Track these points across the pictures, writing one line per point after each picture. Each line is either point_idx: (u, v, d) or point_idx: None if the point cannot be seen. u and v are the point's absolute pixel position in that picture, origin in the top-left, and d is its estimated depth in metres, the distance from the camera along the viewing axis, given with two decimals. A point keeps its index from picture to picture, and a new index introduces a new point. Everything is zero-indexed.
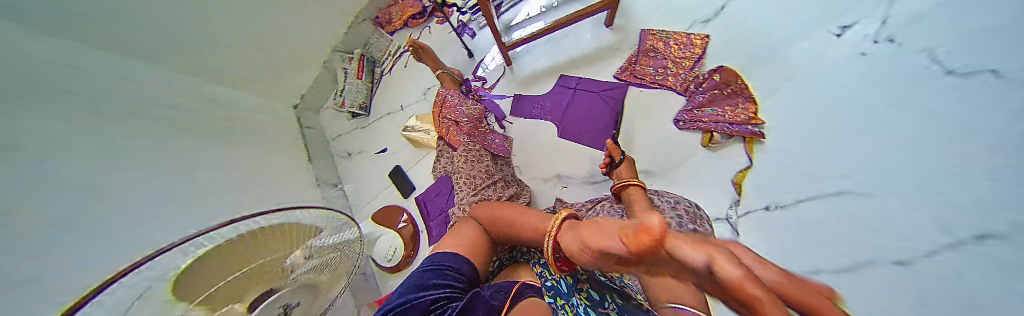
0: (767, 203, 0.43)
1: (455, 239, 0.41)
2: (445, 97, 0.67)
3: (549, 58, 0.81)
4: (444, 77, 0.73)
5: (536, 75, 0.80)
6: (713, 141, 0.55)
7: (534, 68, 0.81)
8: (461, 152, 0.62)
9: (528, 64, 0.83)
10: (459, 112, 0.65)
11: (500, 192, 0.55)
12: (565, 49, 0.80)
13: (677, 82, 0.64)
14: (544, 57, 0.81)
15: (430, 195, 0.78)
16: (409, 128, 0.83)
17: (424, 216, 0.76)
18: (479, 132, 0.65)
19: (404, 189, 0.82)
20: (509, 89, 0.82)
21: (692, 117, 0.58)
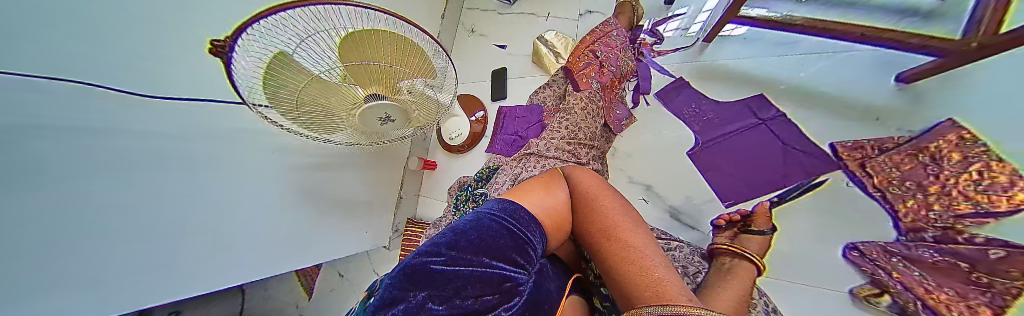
0: None
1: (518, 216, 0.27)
2: (610, 33, 0.58)
3: (769, 63, 0.53)
4: (625, 8, 0.63)
5: (726, 74, 0.57)
6: (882, 302, 0.32)
7: (731, 65, 0.57)
8: (582, 94, 0.54)
9: (728, 55, 0.58)
10: (612, 57, 0.56)
11: (590, 160, 0.47)
12: (810, 65, 0.49)
13: (934, 205, 0.30)
14: (763, 59, 0.54)
15: (514, 116, 0.76)
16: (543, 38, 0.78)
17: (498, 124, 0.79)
18: (611, 90, 0.56)
19: (499, 92, 0.84)
20: (679, 69, 0.63)
21: (875, 256, 0.34)
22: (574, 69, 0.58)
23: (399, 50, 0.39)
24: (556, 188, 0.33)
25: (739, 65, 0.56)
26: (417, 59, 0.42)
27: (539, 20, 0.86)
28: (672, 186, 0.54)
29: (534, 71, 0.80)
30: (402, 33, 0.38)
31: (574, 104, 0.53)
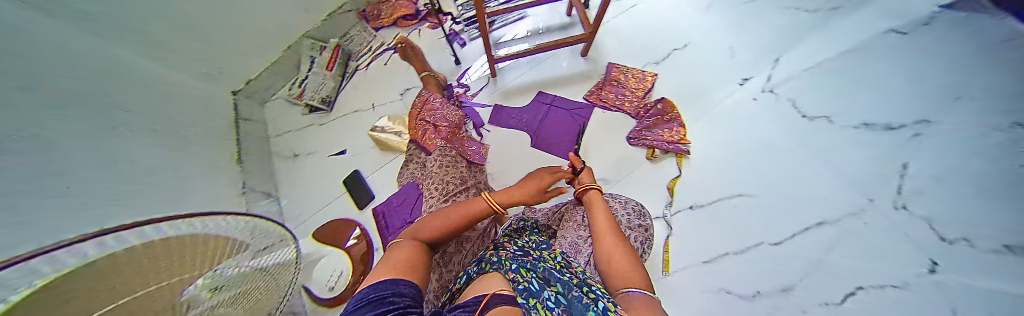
0: (689, 205, 0.65)
1: (392, 268, 0.34)
2: (427, 99, 0.66)
3: (530, 74, 0.86)
4: (428, 80, 0.75)
5: (517, 87, 0.85)
6: (657, 156, 0.71)
7: (515, 82, 0.85)
8: (437, 155, 0.60)
9: (511, 78, 0.87)
10: (439, 116, 0.64)
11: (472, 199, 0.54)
12: (545, 71, 0.87)
13: (632, 108, 0.77)
14: (525, 73, 0.87)
15: (393, 207, 0.69)
16: (378, 128, 0.78)
17: (382, 231, 0.68)
18: (456, 139, 0.65)
19: (362, 198, 0.73)
20: (491, 98, 0.83)
21: (639, 135, 0.74)
22: (418, 138, 0.64)
23: (182, 253, 0.23)
24: (418, 234, 0.43)
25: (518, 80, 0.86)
26: (205, 247, 0.25)
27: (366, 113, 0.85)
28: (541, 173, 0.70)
29: (386, 157, 0.78)
30: (209, 230, 0.26)
31: (434, 166, 0.59)
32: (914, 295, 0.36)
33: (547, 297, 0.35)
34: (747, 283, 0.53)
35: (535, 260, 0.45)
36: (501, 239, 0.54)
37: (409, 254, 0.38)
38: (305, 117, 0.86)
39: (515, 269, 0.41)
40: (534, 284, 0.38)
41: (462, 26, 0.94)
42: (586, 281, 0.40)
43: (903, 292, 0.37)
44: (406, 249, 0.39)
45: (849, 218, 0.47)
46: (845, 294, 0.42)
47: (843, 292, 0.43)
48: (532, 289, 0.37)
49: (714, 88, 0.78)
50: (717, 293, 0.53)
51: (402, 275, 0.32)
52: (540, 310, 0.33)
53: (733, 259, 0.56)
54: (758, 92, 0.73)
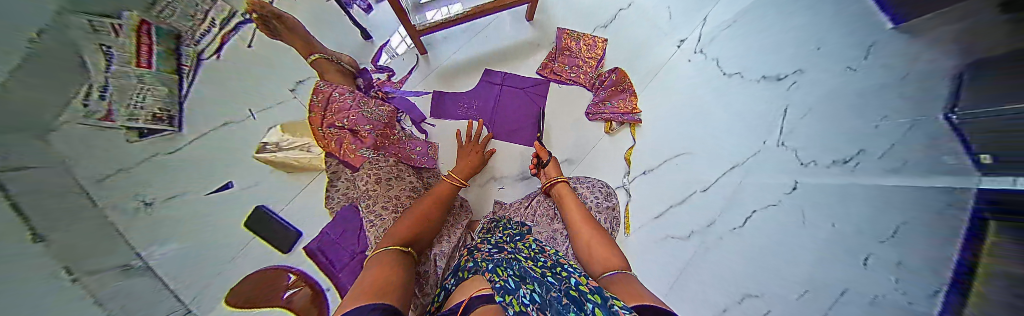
0: (641, 171, 0.74)
1: (368, 285, 0.29)
2: (332, 95, 0.47)
3: (469, 48, 0.74)
4: (323, 64, 0.53)
5: (454, 66, 0.73)
6: (613, 129, 0.74)
7: (451, 60, 0.73)
8: (366, 170, 0.48)
9: (445, 55, 0.73)
10: (355, 117, 0.48)
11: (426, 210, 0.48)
12: (485, 41, 0.75)
13: (586, 79, 0.75)
14: (464, 47, 0.74)
15: (331, 239, 0.64)
16: (268, 145, 0.59)
17: (327, 269, 0.62)
18: (388, 143, 0.52)
19: (282, 240, 0.59)
20: (426, 84, 0.71)
21: (598, 110, 0.74)
22: (333, 152, 0.48)
23: None
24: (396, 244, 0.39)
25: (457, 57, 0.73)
26: None
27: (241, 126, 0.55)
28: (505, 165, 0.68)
29: (300, 180, 0.66)
30: None
31: (369, 185, 0.48)
32: (788, 211, 0.47)
33: (523, 294, 0.31)
34: (684, 226, 0.63)
35: (512, 257, 0.42)
36: (476, 242, 0.50)
37: (384, 269, 0.33)
38: (138, 147, 0.38)
39: (490, 270, 0.38)
40: (510, 282, 0.34)
41: None
42: (572, 276, 0.36)
43: (779, 209, 0.48)
44: (378, 268, 0.33)
45: (753, 160, 0.58)
46: (745, 218, 0.54)
47: (740, 216, 0.55)
48: (508, 287, 0.33)
49: (657, 54, 0.80)
50: (664, 241, 0.64)
51: (382, 294, 0.27)
52: (514, 304, 0.29)
53: (678, 209, 0.66)
54: (694, 53, 0.77)
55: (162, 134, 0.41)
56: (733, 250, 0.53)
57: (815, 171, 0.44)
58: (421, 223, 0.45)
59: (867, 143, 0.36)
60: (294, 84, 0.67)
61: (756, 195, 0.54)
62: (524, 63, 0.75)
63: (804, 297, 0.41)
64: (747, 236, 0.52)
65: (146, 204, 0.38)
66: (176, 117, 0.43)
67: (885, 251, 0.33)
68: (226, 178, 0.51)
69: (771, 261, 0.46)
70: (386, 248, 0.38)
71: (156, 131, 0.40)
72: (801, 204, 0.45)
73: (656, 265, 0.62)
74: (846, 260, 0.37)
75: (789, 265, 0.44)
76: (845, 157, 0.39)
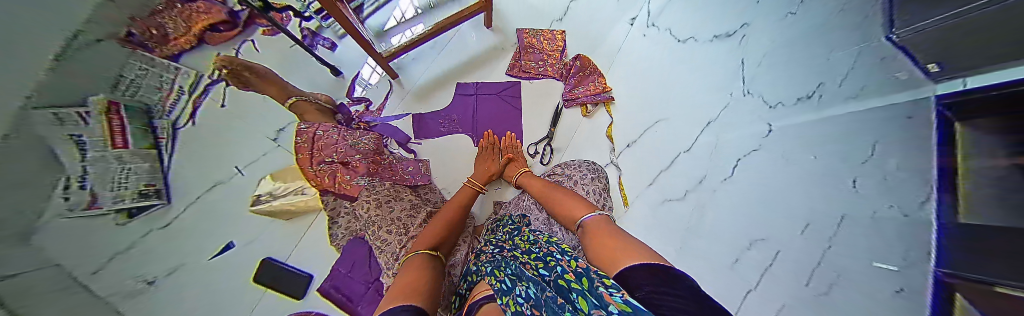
0: (624, 145, 0.76)
1: (399, 291, 0.33)
2: (317, 134, 0.48)
3: (439, 64, 0.76)
4: None
5: (426, 83, 0.75)
6: (589, 111, 0.77)
7: (423, 78, 0.75)
8: (365, 197, 0.49)
9: (415, 75, 0.75)
10: (344, 149, 0.49)
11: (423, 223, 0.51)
12: (453, 54, 0.77)
13: (555, 71, 0.79)
14: (433, 64, 0.76)
15: (342, 274, 0.67)
16: (261, 196, 0.59)
17: (345, 305, 0.65)
18: (381, 169, 0.53)
19: (293, 287, 0.62)
20: (403, 106, 0.72)
21: (572, 96, 0.76)
22: (329, 188, 0.49)
23: None
24: (428, 244, 0.44)
25: (428, 74, 0.75)
26: None
27: (225, 186, 0.52)
28: None
29: (299, 224, 0.67)
30: None
31: (371, 211, 0.49)
32: (769, 151, 0.53)
33: (519, 293, 0.32)
34: (677, 187, 0.67)
35: (511, 255, 0.44)
36: (482, 244, 0.52)
37: (415, 273, 0.38)
38: (130, 226, 0.37)
39: (489, 273, 0.40)
40: (508, 283, 0.36)
41: (317, 21, 0.77)
42: (560, 264, 0.36)
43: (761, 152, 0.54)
44: (413, 268, 0.39)
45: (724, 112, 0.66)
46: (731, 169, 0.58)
47: (730, 166, 0.59)
48: (505, 288, 0.35)
49: (616, 33, 0.83)
50: (664, 204, 0.68)
51: (411, 299, 0.31)
52: (511, 306, 0.31)
53: (668, 172, 0.70)
54: (648, 27, 0.82)
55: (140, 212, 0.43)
56: (731, 200, 0.55)
57: (780, 112, 0.54)
58: (452, 222, 0.51)
59: (827, 78, 0.47)
60: (274, 132, 0.64)
61: (743, 139, 0.59)
62: (493, 68, 0.78)
63: (808, 232, 0.42)
64: (738, 184, 0.55)
65: (147, 283, 0.39)
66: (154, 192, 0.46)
67: (867, 171, 0.37)
68: (228, 237, 0.52)
69: (771, 205, 0.48)
70: (419, 249, 0.43)
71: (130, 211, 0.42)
72: (776, 142, 0.52)
73: (664, 229, 0.65)
74: (834, 186, 0.40)
75: (788, 201, 0.45)
76: (807, 93, 0.50)
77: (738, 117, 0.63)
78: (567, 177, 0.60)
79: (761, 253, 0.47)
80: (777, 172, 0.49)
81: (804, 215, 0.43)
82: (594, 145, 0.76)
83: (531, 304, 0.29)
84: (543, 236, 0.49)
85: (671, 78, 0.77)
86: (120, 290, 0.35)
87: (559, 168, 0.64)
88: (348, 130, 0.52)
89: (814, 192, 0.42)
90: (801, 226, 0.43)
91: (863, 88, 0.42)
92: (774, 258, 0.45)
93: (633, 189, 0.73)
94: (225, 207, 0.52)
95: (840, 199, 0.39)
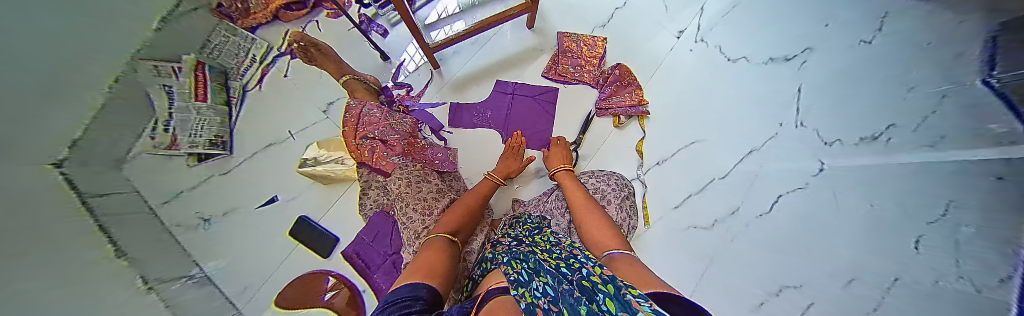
0: (655, 161, 0.73)
1: (419, 267, 0.35)
2: (362, 111, 0.55)
3: (478, 60, 0.79)
4: (353, 85, 0.62)
5: (463, 75, 0.77)
6: (622, 122, 0.75)
7: (462, 72, 0.77)
8: (397, 175, 0.53)
9: (456, 67, 0.78)
10: (385, 129, 0.56)
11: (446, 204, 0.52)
12: (493, 51, 0.79)
13: (591, 78, 0.78)
14: (473, 58, 0.79)
15: (365, 242, 0.60)
16: (307, 160, 0.62)
17: (363, 271, 0.59)
18: (414, 151, 0.58)
19: (320, 246, 0.59)
20: (440, 95, 0.75)
21: (607, 105, 0.75)
22: (367, 161, 0.54)
23: None
24: (447, 229, 0.45)
25: (467, 69, 0.78)
26: None
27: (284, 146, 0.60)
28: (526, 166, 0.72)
29: (336, 189, 0.63)
30: None
31: (401, 189, 0.52)
32: (815, 190, 0.45)
33: (536, 287, 0.34)
34: (707, 215, 0.63)
35: (530, 250, 0.45)
36: (499, 234, 0.54)
37: (435, 254, 0.39)
38: None
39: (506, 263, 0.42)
40: (524, 275, 0.38)
41: (374, 9, 0.77)
42: (585, 267, 0.36)
43: (807, 190, 0.46)
44: (434, 249, 0.40)
45: (770, 141, 0.59)
46: (770, 203, 0.52)
47: (768, 201, 0.53)
48: (521, 279, 0.37)
49: (658, 46, 0.82)
50: (687, 230, 0.65)
51: (427, 279, 0.33)
52: (526, 297, 0.33)
53: (700, 196, 0.67)
54: (695, 42, 0.81)
55: (214, 158, 0.54)
56: (762, 235, 0.51)
57: (836, 150, 0.42)
58: (472, 212, 0.51)
59: (878, 117, 0.36)
60: (325, 105, 0.67)
61: (780, 172, 0.53)
62: (529, 69, 0.79)
63: (854, 286, 0.34)
64: (773, 221, 0.50)
65: (203, 220, 0.49)
66: (227, 143, 0.57)
67: (931, 232, 0.27)
68: (271, 192, 0.59)
69: (808, 250, 0.41)
70: (440, 232, 0.44)
71: (210, 156, 0.54)
72: (826, 182, 0.43)
73: (687, 253, 0.62)
74: (890, 252, 0.31)
75: (832, 246, 0.38)
76: (871, 133, 0.37)
77: (777, 148, 0.56)
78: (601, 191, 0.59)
79: (787, 300, 0.42)
80: (814, 213, 0.43)
81: (842, 267, 0.36)
82: (625, 158, 0.74)
83: (548, 299, 0.30)
84: (565, 240, 0.48)
85: (716, 99, 0.73)
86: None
87: (587, 175, 0.63)
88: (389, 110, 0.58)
89: (866, 245, 0.34)
90: (846, 278, 0.35)
91: (943, 137, 0.27)
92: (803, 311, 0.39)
93: (658, 208, 0.71)
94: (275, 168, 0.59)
95: (895, 255, 0.30)
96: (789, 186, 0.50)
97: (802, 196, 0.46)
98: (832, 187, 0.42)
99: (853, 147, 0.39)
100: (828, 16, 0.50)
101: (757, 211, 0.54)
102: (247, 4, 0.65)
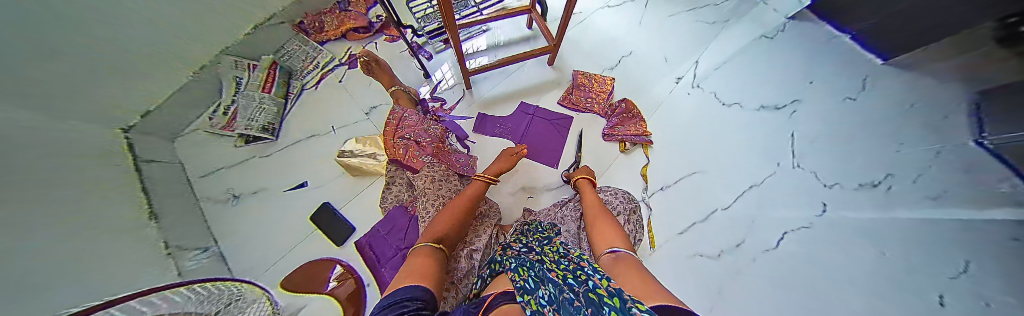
0: (659, 186, 0.75)
1: (411, 274, 0.35)
2: (403, 116, 0.62)
3: (504, 85, 0.90)
4: (400, 94, 0.71)
5: (491, 97, 0.87)
6: (628, 148, 0.81)
7: (491, 93, 0.88)
8: (425, 173, 0.57)
9: (485, 89, 0.89)
10: (419, 132, 0.62)
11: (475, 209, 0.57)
12: (518, 80, 0.91)
13: (601, 109, 0.87)
14: (500, 84, 0.90)
15: (379, 234, 0.58)
16: (345, 152, 0.64)
17: (370, 262, 0.56)
18: (440, 153, 0.63)
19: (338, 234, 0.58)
20: (470, 110, 0.84)
21: (613, 132, 0.83)
22: (400, 158, 0.59)
23: None
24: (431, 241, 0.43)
25: (495, 91, 0.89)
26: None
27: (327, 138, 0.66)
28: (538, 178, 0.76)
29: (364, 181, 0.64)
30: None
31: (426, 185, 0.56)
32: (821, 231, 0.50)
33: (542, 295, 0.36)
34: (712, 243, 0.64)
35: (539, 258, 0.47)
36: (510, 239, 0.56)
37: (423, 263, 0.38)
38: None
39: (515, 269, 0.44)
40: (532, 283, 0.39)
41: (425, 38, 0.92)
42: (592, 279, 0.36)
43: (813, 230, 0.52)
44: (420, 258, 0.39)
45: (770, 180, 0.67)
46: (777, 239, 0.56)
47: (774, 238, 0.57)
48: (529, 287, 0.39)
49: (660, 87, 0.92)
50: (694, 258, 0.63)
51: (418, 284, 0.32)
52: (532, 304, 0.35)
53: (703, 225, 0.67)
54: (691, 88, 0.90)
55: (261, 141, 0.63)
56: (773, 268, 0.53)
57: (837, 192, 0.51)
58: (457, 220, 0.50)
59: (894, 168, 0.44)
60: (369, 109, 0.73)
61: (788, 216, 0.58)
62: (546, 97, 0.89)
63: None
64: (782, 257, 0.54)
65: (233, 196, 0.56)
66: (276, 128, 0.65)
67: (949, 288, 0.30)
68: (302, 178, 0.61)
69: (817, 291, 0.44)
70: (427, 241, 0.44)
71: (257, 140, 0.62)
72: (830, 224, 0.50)
73: (689, 279, 0.60)
74: (896, 284, 0.36)
75: (841, 288, 0.41)
76: (871, 181, 0.47)
77: (785, 190, 0.62)
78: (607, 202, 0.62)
79: None
80: (822, 255, 0.47)
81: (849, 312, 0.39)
82: (632, 181, 0.77)
83: (552, 308, 0.33)
84: (574, 251, 0.50)
85: (715, 138, 0.80)
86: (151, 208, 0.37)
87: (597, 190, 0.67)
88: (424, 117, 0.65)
89: (870, 286, 0.38)
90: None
91: (945, 191, 0.36)
92: None
93: (662, 232, 0.69)
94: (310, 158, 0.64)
95: (897, 294, 0.35)
96: (795, 226, 0.55)
97: (811, 235, 0.51)
98: (840, 227, 0.48)
99: (854, 191, 0.49)
100: (813, 77, 0.71)
101: (766, 246, 0.57)
102: (323, 24, 0.80)
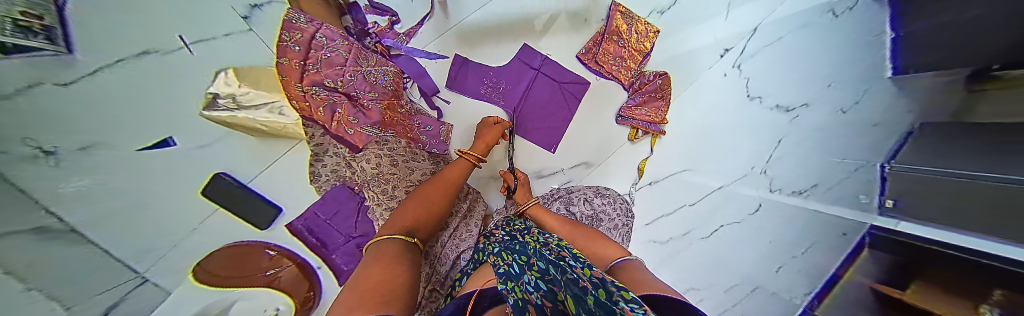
0: (650, 181, 0.85)
1: (365, 285, 0.32)
2: (312, 37, 0.56)
3: (481, 14, 1.00)
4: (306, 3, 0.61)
5: (476, 41, 1.00)
6: (638, 137, 0.94)
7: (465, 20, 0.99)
8: (372, 149, 0.68)
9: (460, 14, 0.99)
10: (351, 81, 0.63)
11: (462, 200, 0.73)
12: (494, 10, 0.99)
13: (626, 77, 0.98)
14: (477, 12, 0.99)
15: (320, 221, 0.67)
16: (221, 98, 0.45)
17: (317, 249, 0.66)
18: (394, 117, 0.76)
19: (258, 217, 0.56)
20: (439, 36, 0.99)
21: (632, 114, 0.94)
22: (320, 120, 0.60)
23: None
24: (389, 250, 0.42)
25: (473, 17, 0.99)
26: None
27: (196, 62, 0.42)
28: (545, 160, 0.99)
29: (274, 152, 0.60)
30: None
31: (384, 161, 0.70)
32: (747, 226, 0.55)
33: (528, 281, 0.41)
34: (666, 231, 0.72)
35: (523, 243, 0.55)
36: (491, 229, 0.67)
37: (385, 267, 0.37)
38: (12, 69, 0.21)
39: (498, 253, 0.52)
40: (514, 267, 0.45)
41: None
42: (575, 269, 0.42)
43: (739, 226, 0.56)
44: (382, 262, 0.38)
45: (734, 183, 0.60)
46: (714, 229, 0.61)
47: (710, 228, 0.62)
48: (512, 272, 0.44)
49: (699, 59, 0.84)
50: (646, 244, 0.76)
51: (389, 296, 0.31)
52: (518, 291, 0.39)
53: (667, 218, 0.74)
54: (732, 67, 0.75)
55: (41, 57, 0.24)
56: (701, 253, 0.63)
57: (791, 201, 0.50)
58: (423, 220, 0.54)
59: (822, 179, 0.47)
60: (245, 8, 0.52)
61: (732, 207, 0.59)
62: (515, 35, 1.00)
63: (729, 292, 0.56)
64: (711, 243, 0.61)
65: (44, 151, 0.25)
66: (61, 33, 0.25)
67: (794, 262, 0.49)
68: (169, 131, 0.39)
69: (721, 266, 0.57)
70: (392, 235, 0.47)
71: (24, 51, 0.22)
72: (760, 222, 0.54)
73: (648, 256, 0.74)
74: (778, 255, 0.51)
75: (737, 262, 0.55)
76: (801, 188, 0.49)
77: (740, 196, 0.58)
78: (601, 211, 0.82)
79: (694, 297, 0.62)
80: (738, 240, 0.56)
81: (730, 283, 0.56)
82: (628, 162, 0.95)
83: (540, 294, 0.38)
84: (552, 240, 0.57)
85: (704, 136, 0.74)
86: (26, 154, 0.23)
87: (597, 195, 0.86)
88: (354, 54, 0.64)
89: (759, 259, 0.53)
90: (725, 287, 0.57)
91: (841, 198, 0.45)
92: (690, 296, 0.63)
93: (641, 216, 0.81)
94: (182, 86, 0.40)
95: (765, 266, 0.52)
96: (732, 219, 0.58)
97: (729, 230, 0.58)
98: (768, 230, 0.52)
99: (790, 198, 0.51)
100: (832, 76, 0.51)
101: (702, 234, 0.63)
102: None
